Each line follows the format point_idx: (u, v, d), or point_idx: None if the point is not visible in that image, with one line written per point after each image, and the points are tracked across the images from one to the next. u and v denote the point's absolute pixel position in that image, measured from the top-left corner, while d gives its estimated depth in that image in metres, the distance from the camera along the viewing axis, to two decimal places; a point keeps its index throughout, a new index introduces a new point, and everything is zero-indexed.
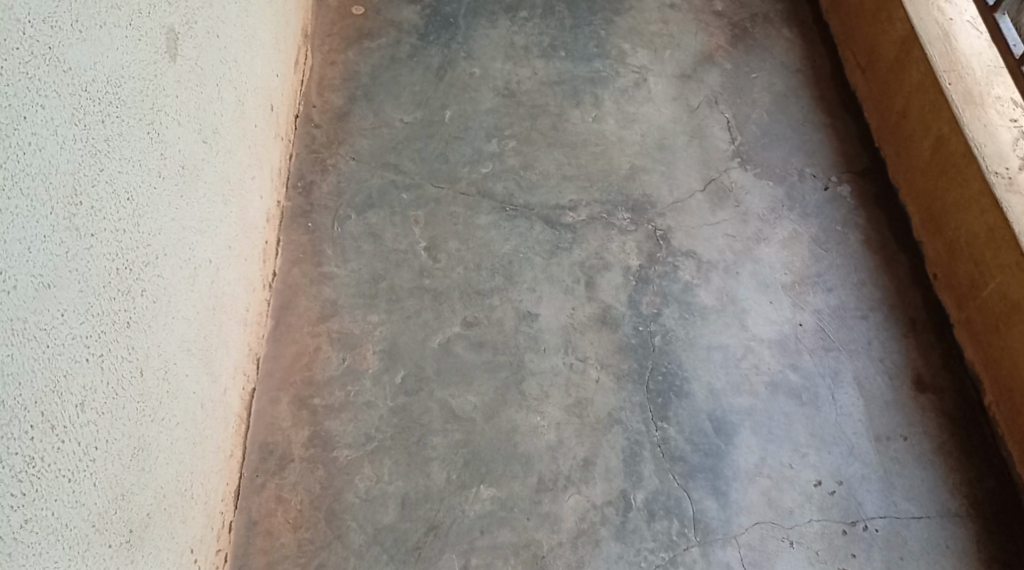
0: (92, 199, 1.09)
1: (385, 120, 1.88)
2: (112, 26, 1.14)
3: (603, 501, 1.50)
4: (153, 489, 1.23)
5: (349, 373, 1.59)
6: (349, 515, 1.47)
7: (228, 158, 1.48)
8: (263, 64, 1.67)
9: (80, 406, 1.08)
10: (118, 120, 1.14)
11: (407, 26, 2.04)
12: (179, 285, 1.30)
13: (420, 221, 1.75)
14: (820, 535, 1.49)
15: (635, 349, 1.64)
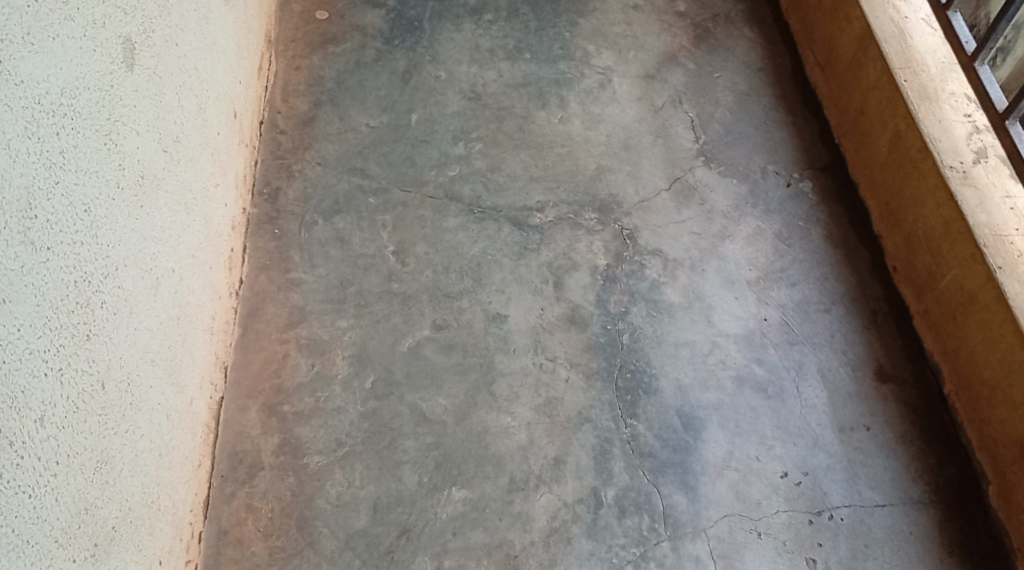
0: (48, 212, 1.10)
1: (351, 125, 1.89)
2: (65, 38, 1.14)
3: (573, 499, 1.52)
4: (118, 502, 1.23)
5: (318, 379, 1.59)
6: (320, 521, 1.48)
7: (190, 167, 1.49)
8: (225, 72, 1.67)
9: (39, 420, 1.08)
10: (73, 132, 1.15)
11: (372, 31, 2.04)
12: (140, 295, 1.30)
13: (388, 225, 1.76)
14: (787, 525, 1.51)
15: (604, 347, 1.65)
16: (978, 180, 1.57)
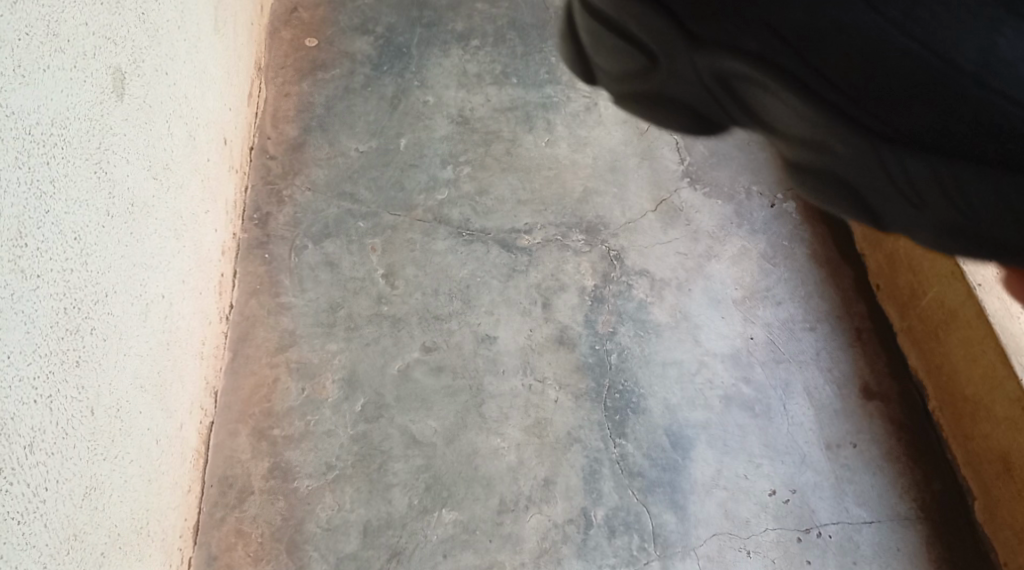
0: (38, 240, 1.10)
1: (341, 150, 1.90)
2: (56, 69, 1.14)
3: (564, 519, 1.52)
4: (106, 528, 1.24)
5: (308, 403, 1.60)
6: (311, 546, 1.48)
7: (180, 194, 1.50)
8: (215, 99, 1.69)
9: (29, 447, 1.08)
10: (62, 161, 1.15)
11: (361, 57, 2.06)
12: (130, 321, 1.31)
13: (378, 249, 1.77)
14: (775, 543, 1.53)
15: (593, 367, 1.66)
16: None
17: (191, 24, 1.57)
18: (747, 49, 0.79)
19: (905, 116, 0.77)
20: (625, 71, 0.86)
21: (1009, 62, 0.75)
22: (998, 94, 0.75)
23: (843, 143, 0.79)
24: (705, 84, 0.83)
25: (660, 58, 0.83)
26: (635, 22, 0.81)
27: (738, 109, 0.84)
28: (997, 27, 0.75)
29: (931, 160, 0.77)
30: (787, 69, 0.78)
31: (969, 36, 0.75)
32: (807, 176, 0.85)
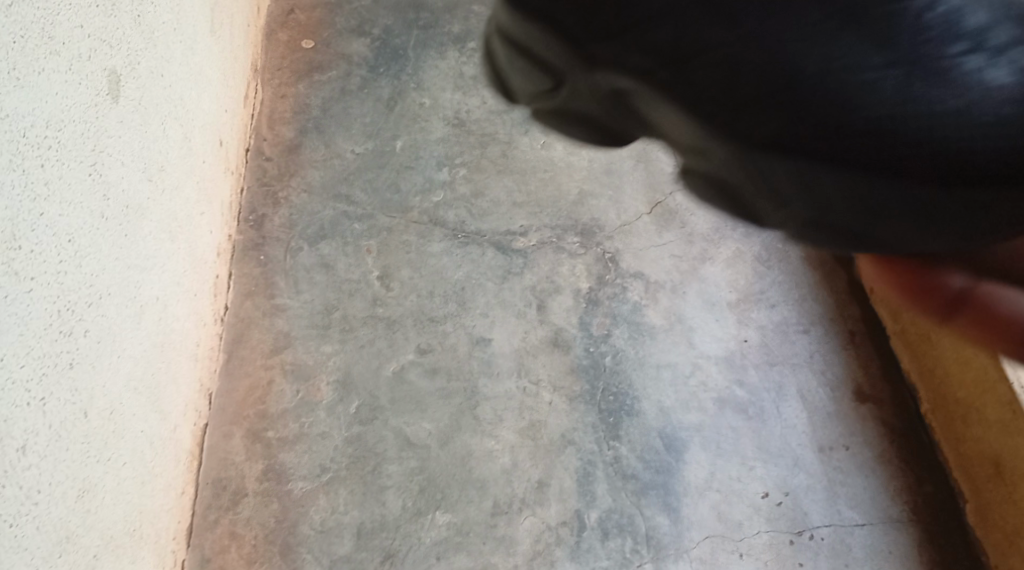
0: (32, 242, 1.10)
1: (337, 152, 1.90)
2: (51, 72, 1.15)
3: (557, 522, 1.52)
4: (99, 530, 1.24)
5: (303, 405, 1.60)
6: (305, 548, 1.49)
7: (175, 196, 1.50)
8: (210, 101, 1.69)
9: (21, 449, 1.08)
10: (57, 163, 1.16)
11: (358, 59, 2.06)
12: (124, 323, 1.31)
13: (373, 251, 1.77)
14: (768, 545, 1.53)
15: (587, 370, 1.66)
16: None
17: (186, 26, 1.57)
18: (614, 61, 0.77)
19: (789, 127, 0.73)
20: (537, 90, 0.84)
21: (862, 71, 0.71)
22: (851, 96, 0.71)
23: (712, 154, 0.77)
24: (601, 96, 0.81)
25: (561, 76, 0.81)
26: (542, 46, 0.79)
27: (630, 115, 0.82)
28: (839, 30, 0.71)
29: (810, 166, 0.73)
30: (658, 81, 0.75)
31: (816, 44, 0.71)
32: (696, 185, 0.83)
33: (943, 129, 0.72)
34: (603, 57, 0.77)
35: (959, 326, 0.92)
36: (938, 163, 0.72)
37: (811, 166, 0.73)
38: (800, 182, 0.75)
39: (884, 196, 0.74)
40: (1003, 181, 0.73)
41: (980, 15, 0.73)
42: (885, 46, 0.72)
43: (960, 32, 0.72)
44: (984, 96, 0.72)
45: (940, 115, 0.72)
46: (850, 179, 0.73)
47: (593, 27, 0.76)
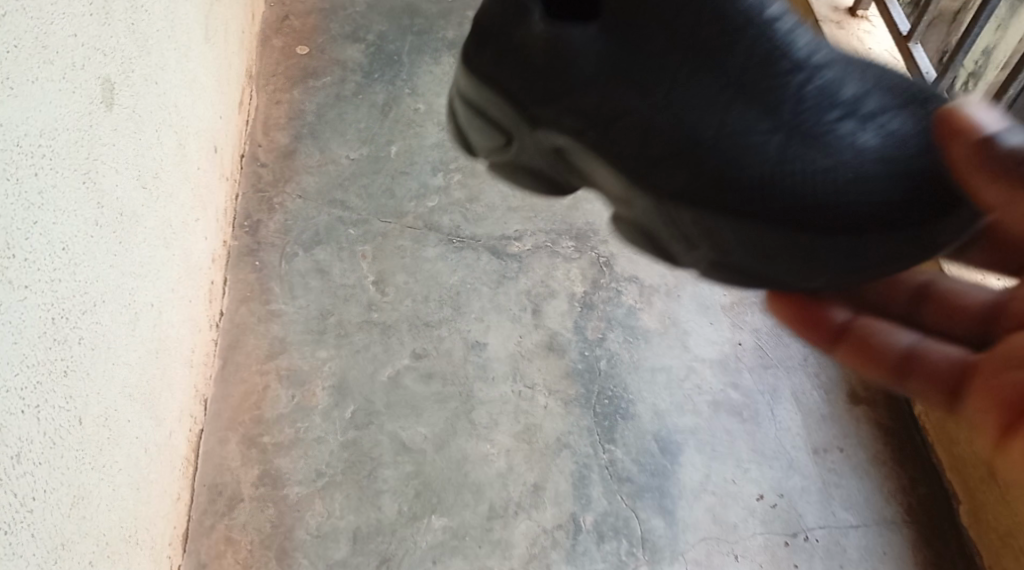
0: (26, 250, 1.10)
1: (332, 157, 1.91)
2: (45, 81, 1.15)
3: (553, 525, 1.52)
4: (94, 537, 1.24)
5: (298, 410, 1.60)
6: (300, 553, 1.49)
7: (169, 203, 1.50)
8: (204, 107, 1.69)
9: (16, 457, 1.08)
10: (51, 172, 1.16)
11: (352, 65, 2.07)
12: (118, 330, 1.31)
13: (368, 256, 1.77)
14: (763, 547, 1.54)
15: (582, 373, 1.67)
16: None
17: (180, 33, 1.58)
18: (553, 119, 0.92)
19: (684, 182, 0.86)
20: (492, 146, 1.02)
21: (747, 136, 0.86)
22: (738, 155, 0.86)
23: (633, 201, 0.91)
24: (543, 151, 0.97)
25: (511, 134, 0.98)
26: (493, 107, 0.98)
27: (571, 171, 0.97)
28: (731, 103, 0.87)
29: (703, 214, 0.86)
30: (589, 139, 0.91)
31: (713, 116, 0.87)
32: (626, 228, 0.96)
33: (815, 185, 0.85)
34: (542, 118, 0.93)
35: (839, 359, 1.07)
36: (814, 213, 0.84)
37: (706, 216, 0.86)
38: (701, 229, 0.87)
39: (769, 242, 0.85)
40: (876, 227, 0.84)
41: (852, 89, 0.91)
42: (771, 114, 0.87)
43: (835, 101, 0.89)
44: (859, 158, 0.86)
45: (817, 171, 0.86)
46: (740, 227, 0.85)
47: (535, 93, 0.93)
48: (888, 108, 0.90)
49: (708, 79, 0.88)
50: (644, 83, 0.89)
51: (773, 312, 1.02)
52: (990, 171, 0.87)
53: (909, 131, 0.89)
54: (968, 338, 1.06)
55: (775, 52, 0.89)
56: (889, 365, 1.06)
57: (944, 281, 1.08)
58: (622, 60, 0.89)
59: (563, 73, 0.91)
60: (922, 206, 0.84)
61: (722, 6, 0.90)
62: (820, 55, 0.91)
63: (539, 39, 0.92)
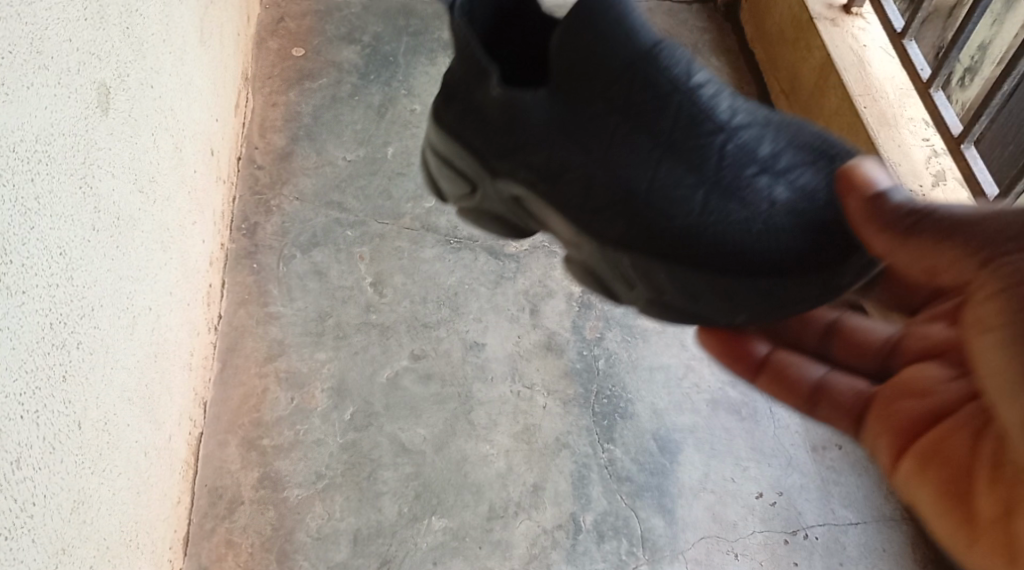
0: (23, 256, 1.10)
1: (328, 159, 1.91)
2: (40, 86, 1.15)
3: (553, 525, 1.53)
4: (94, 542, 1.24)
5: (297, 412, 1.60)
6: (301, 555, 1.49)
7: (167, 206, 1.50)
8: (201, 110, 1.69)
9: (15, 462, 1.09)
10: (47, 177, 1.16)
11: (348, 66, 2.07)
12: (117, 334, 1.31)
13: (365, 257, 1.77)
14: (762, 545, 1.54)
15: (580, 373, 1.67)
16: None
17: (176, 36, 1.58)
18: (511, 174, 1.14)
19: (614, 229, 1.07)
20: (461, 194, 1.26)
21: (672, 191, 1.05)
22: (664, 208, 1.05)
23: (582, 245, 1.11)
24: (503, 200, 1.19)
25: (476, 185, 1.21)
26: (461, 161, 1.21)
27: (530, 217, 1.19)
28: (660, 159, 1.06)
29: (634, 257, 1.06)
30: (539, 190, 1.12)
31: (645, 170, 1.06)
32: (573, 265, 1.17)
33: (728, 232, 1.03)
34: (504, 172, 1.15)
35: (760, 387, 1.18)
36: (724, 257, 1.02)
37: (637, 259, 1.06)
38: (634, 269, 1.07)
39: (690, 281, 1.04)
40: (780, 269, 1.01)
41: (767, 148, 1.09)
42: (696, 171, 1.06)
43: (752, 159, 1.07)
44: (769, 211, 1.04)
45: (733, 220, 1.03)
46: (666, 268, 1.04)
47: (496, 152, 1.15)
48: (800, 165, 1.08)
49: (642, 140, 1.06)
50: (587, 144, 1.08)
51: (702, 340, 1.16)
52: (881, 223, 1.00)
53: (817, 185, 1.06)
54: (869, 372, 1.17)
55: (699, 115, 1.07)
56: (802, 394, 1.17)
57: (852, 318, 1.19)
58: (568, 124, 1.09)
59: (520, 136, 1.12)
60: (820, 252, 1.01)
61: (654, 74, 1.07)
62: (739, 119, 1.09)
63: (500, 104, 1.12)
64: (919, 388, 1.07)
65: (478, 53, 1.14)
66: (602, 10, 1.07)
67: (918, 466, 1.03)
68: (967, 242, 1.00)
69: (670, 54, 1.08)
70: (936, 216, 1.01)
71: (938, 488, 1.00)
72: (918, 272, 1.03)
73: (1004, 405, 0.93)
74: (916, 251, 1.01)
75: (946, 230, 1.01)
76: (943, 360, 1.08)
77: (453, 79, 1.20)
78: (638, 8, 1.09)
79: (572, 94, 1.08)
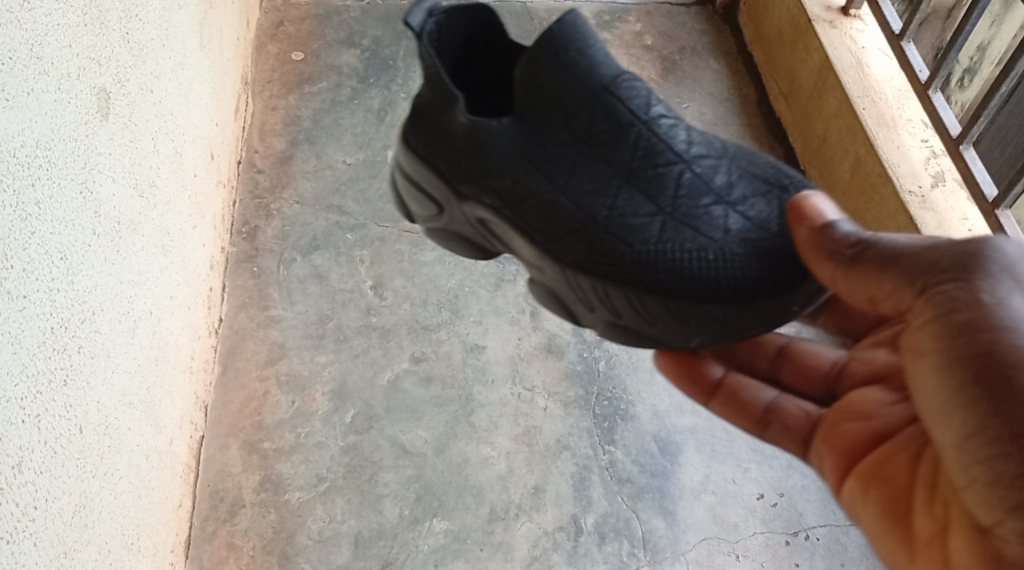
0: (25, 261, 1.11)
1: (329, 163, 1.91)
2: (40, 92, 1.15)
3: (554, 527, 1.53)
4: (96, 545, 1.25)
5: (298, 416, 1.60)
6: (302, 558, 1.49)
7: (167, 211, 1.51)
8: (201, 115, 1.70)
9: (16, 467, 1.09)
10: (48, 183, 1.16)
11: (347, 69, 2.07)
12: (118, 338, 1.31)
13: (366, 260, 1.78)
14: (764, 546, 1.54)
15: (581, 375, 1.68)
16: (936, 204, 1.73)
17: (175, 41, 1.58)
18: (476, 198, 1.13)
19: (578, 255, 1.07)
20: (423, 214, 1.24)
21: (632, 219, 1.06)
22: (624, 235, 1.05)
23: (546, 268, 1.11)
24: (467, 222, 1.18)
25: (441, 207, 1.20)
26: (424, 183, 1.19)
27: (494, 238, 1.18)
28: (621, 188, 1.07)
29: (598, 283, 1.06)
30: (504, 216, 1.11)
31: (606, 198, 1.06)
32: (535, 287, 1.18)
33: (685, 260, 1.03)
34: (469, 196, 1.13)
35: (713, 409, 1.20)
36: (681, 285, 1.03)
37: (598, 283, 1.06)
38: (596, 293, 1.08)
39: (649, 306, 1.05)
40: (735, 298, 1.02)
41: (722, 178, 1.08)
42: (654, 200, 1.06)
43: (707, 189, 1.07)
44: (725, 240, 1.04)
45: (689, 248, 1.04)
46: (625, 294, 1.05)
47: (461, 176, 1.13)
48: (755, 195, 1.08)
49: (603, 168, 1.07)
50: (552, 171, 1.08)
51: (658, 361, 1.17)
52: (828, 253, 1.02)
53: (771, 214, 1.07)
54: (815, 396, 1.21)
55: (657, 146, 1.07)
56: (752, 416, 1.19)
57: (800, 343, 1.23)
58: (532, 150, 1.08)
59: (484, 161, 1.10)
60: (774, 283, 1.02)
61: (614, 104, 1.07)
62: (696, 149, 1.09)
63: (464, 130, 1.11)
64: (865, 410, 1.11)
65: (443, 77, 1.12)
66: (565, 42, 1.08)
67: (860, 485, 1.09)
68: (908, 273, 1.01)
69: (630, 85, 1.09)
70: (879, 247, 1.03)
71: (877, 506, 1.06)
72: (861, 301, 1.05)
73: (938, 432, 0.97)
74: (860, 282, 1.02)
75: (887, 261, 1.02)
76: (885, 384, 1.12)
77: (417, 101, 1.17)
78: (598, 41, 1.10)
79: (539, 122, 1.08)
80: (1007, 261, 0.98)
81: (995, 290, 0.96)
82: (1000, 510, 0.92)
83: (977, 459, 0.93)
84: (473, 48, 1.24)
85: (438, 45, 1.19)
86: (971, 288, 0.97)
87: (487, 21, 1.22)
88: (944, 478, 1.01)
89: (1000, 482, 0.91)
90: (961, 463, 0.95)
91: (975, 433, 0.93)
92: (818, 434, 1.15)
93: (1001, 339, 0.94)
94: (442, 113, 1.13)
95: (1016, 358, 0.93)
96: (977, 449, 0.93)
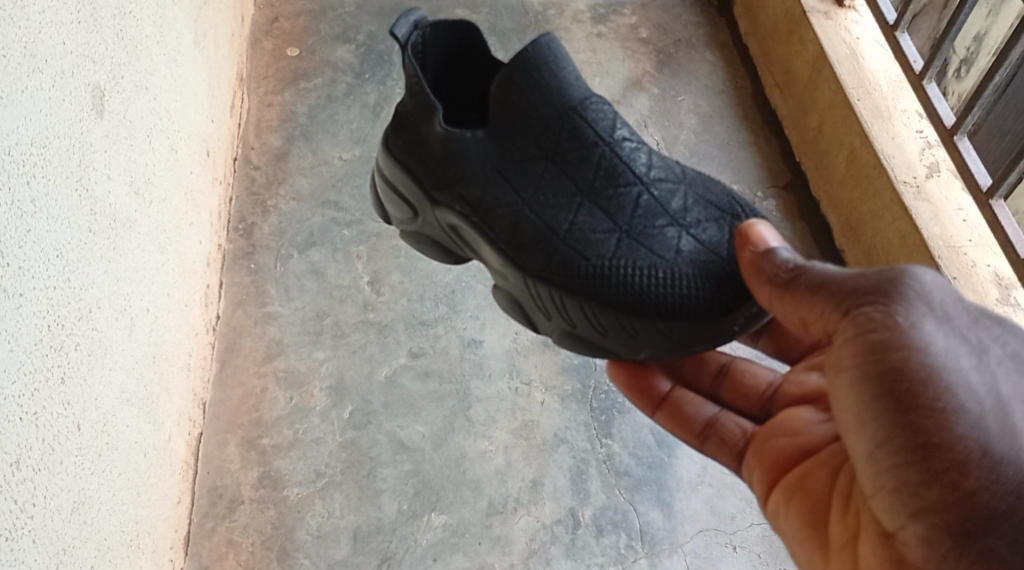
0: (20, 260, 1.11)
1: (324, 159, 1.91)
2: (34, 90, 1.15)
3: (552, 520, 1.54)
4: (96, 541, 1.25)
5: (296, 412, 1.61)
6: (301, 553, 1.50)
7: (163, 208, 1.51)
8: (196, 112, 1.70)
9: (14, 464, 1.09)
10: (43, 181, 1.16)
11: (342, 65, 2.07)
12: (114, 335, 1.31)
13: (362, 256, 1.78)
14: (761, 537, 1.55)
15: (579, 368, 1.68)
16: (931, 194, 1.73)
17: (169, 38, 1.58)
18: (448, 205, 1.21)
19: (534, 263, 1.14)
20: (401, 218, 1.33)
21: (590, 234, 1.13)
22: (580, 249, 1.12)
23: (509, 275, 1.19)
24: (439, 227, 1.27)
25: (417, 211, 1.29)
26: (402, 187, 1.28)
27: (464, 245, 1.26)
28: (580, 206, 1.14)
29: (553, 291, 1.13)
30: (472, 223, 1.20)
31: (565, 214, 1.14)
32: (499, 294, 1.25)
33: (635, 276, 1.10)
34: (441, 203, 1.22)
35: (659, 421, 1.27)
36: (631, 297, 1.09)
37: (555, 292, 1.13)
38: (553, 303, 1.14)
39: (601, 317, 1.11)
40: (682, 314, 1.07)
41: (679, 202, 1.15)
42: (611, 217, 1.13)
43: (663, 211, 1.13)
44: (675, 260, 1.10)
45: (641, 266, 1.10)
46: (579, 305, 1.12)
47: (435, 183, 1.21)
48: (713, 220, 1.14)
49: (566, 185, 1.14)
50: (517, 185, 1.16)
51: (610, 370, 1.23)
52: (766, 277, 1.06)
53: (722, 239, 1.12)
54: (751, 414, 1.28)
55: (618, 167, 1.14)
56: (693, 429, 1.26)
57: (742, 362, 1.30)
58: (501, 163, 1.16)
59: (456, 171, 1.19)
60: (718, 303, 1.08)
61: (580, 125, 1.15)
62: (655, 173, 1.16)
63: (440, 141, 1.19)
64: (794, 426, 1.19)
65: (425, 90, 1.20)
66: (537, 64, 1.15)
67: (784, 495, 1.18)
68: (835, 297, 1.03)
69: (597, 108, 1.16)
70: (812, 272, 1.05)
71: (798, 517, 1.16)
72: (793, 320, 1.08)
73: (852, 443, 1.03)
74: (792, 305, 1.05)
75: (819, 286, 1.04)
76: (816, 405, 1.20)
77: (399, 110, 1.27)
78: (571, 67, 1.17)
79: (509, 139, 1.16)
80: (924, 288, 1.01)
81: (910, 315, 1.00)
82: (903, 516, 1.00)
83: (885, 468, 1.00)
84: (458, 64, 1.32)
85: (423, 58, 1.28)
86: (891, 313, 1.00)
87: (471, 38, 1.30)
88: (857, 489, 1.11)
89: (903, 489, 0.99)
90: (871, 472, 1.02)
91: (883, 445, 1.00)
92: (751, 448, 1.23)
93: (912, 358, 0.98)
94: (419, 123, 1.22)
95: (925, 375, 0.98)
96: (884, 459, 1.00)
